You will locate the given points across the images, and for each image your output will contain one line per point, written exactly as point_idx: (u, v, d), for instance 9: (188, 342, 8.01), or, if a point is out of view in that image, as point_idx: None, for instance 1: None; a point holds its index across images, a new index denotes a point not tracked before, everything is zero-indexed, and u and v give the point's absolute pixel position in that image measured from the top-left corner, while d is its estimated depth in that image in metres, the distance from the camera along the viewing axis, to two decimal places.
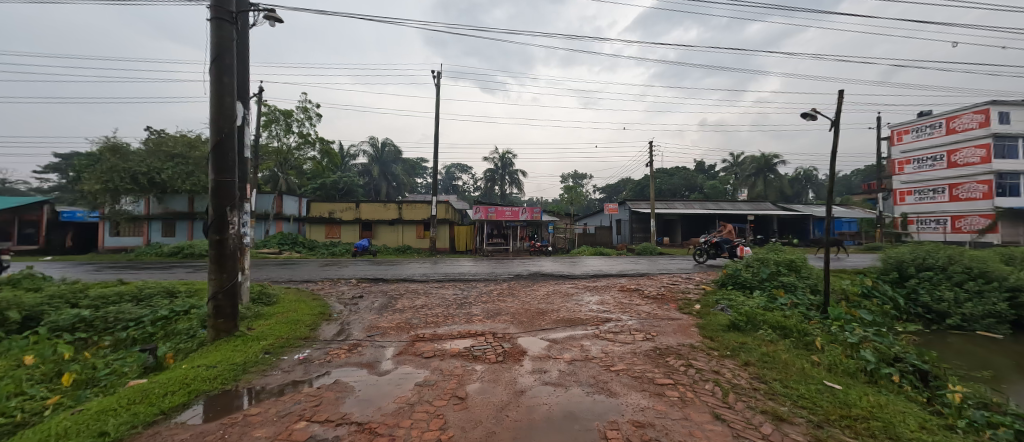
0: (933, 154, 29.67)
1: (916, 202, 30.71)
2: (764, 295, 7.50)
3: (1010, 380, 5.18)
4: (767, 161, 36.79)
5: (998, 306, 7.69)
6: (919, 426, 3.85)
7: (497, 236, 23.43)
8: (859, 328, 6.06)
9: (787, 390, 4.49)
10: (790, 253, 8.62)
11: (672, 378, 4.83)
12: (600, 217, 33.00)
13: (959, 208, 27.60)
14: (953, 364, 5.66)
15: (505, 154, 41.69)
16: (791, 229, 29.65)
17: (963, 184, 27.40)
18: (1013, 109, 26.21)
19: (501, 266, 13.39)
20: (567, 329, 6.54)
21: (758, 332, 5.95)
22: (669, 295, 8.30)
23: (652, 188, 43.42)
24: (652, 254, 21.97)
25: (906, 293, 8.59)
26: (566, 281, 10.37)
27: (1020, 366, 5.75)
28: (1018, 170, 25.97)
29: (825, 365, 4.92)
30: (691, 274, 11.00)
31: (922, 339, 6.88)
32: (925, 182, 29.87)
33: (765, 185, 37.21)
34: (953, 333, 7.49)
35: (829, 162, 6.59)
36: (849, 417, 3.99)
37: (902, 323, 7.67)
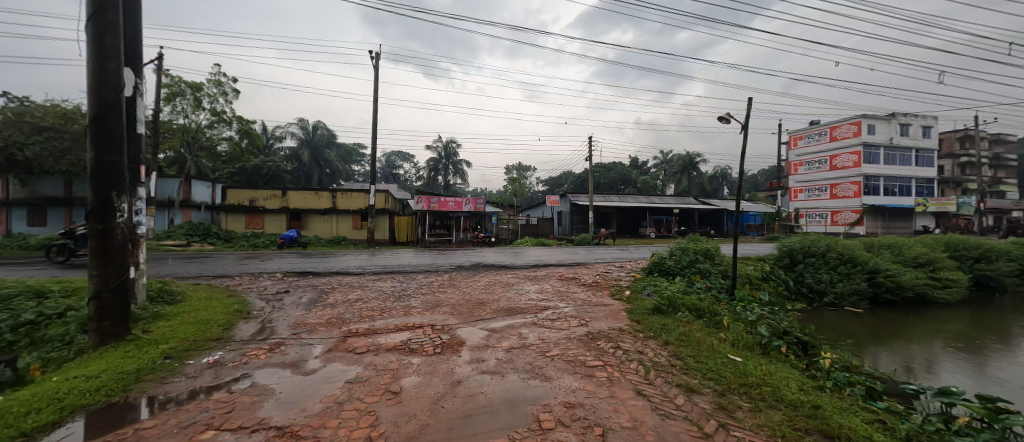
0: (819, 158, 34.60)
1: (806, 199, 35.77)
2: (684, 280, 8.27)
3: (866, 346, 6.29)
4: (691, 159, 40.28)
5: (860, 285, 9.36)
6: (798, 389, 4.55)
7: (439, 228, 23.05)
8: (757, 307, 6.93)
9: (699, 364, 5.04)
10: (706, 243, 9.55)
11: (602, 360, 5.16)
12: (542, 209, 33.87)
13: (836, 204, 32.69)
14: (826, 334, 6.75)
15: (449, 143, 40.76)
16: (711, 221, 32.99)
17: (840, 184, 32.39)
18: (877, 123, 31.59)
19: (444, 258, 13.14)
20: (506, 318, 6.65)
21: (678, 314, 6.54)
22: (603, 282, 8.83)
23: (591, 181, 45.58)
24: (590, 245, 23.07)
25: (796, 276, 9.98)
26: (507, 271, 10.50)
27: (872, 333, 7.04)
28: (880, 173, 31.40)
29: (730, 340, 5.59)
30: (623, 262, 11.75)
31: (804, 315, 8.11)
32: (814, 182, 34.84)
33: (688, 182, 40.76)
34: (828, 309, 8.94)
35: (740, 161, 7.33)
36: (747, 386, 4.58)
37: (790, 301, 8.98)
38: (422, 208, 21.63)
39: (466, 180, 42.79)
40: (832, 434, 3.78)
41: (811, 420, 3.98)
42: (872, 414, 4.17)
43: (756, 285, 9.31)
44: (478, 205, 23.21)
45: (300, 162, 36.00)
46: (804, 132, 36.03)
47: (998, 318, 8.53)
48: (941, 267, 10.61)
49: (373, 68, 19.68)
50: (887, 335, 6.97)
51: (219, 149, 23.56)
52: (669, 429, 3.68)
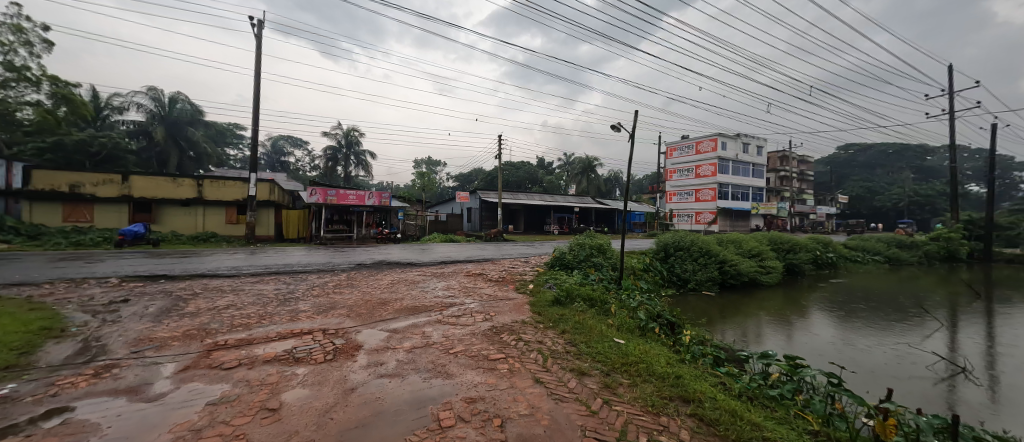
0: (688, 167, 41.16)
1: (678, 202, 42.25)
2: (580, 273, 9.02)
3: (715, 323, 7.70)
4: (590, 162, 43.94)
5: (713, 272, 11.43)
6: (665, 362, 5.36)
7: (337, 223, 20.95)
8: (638, 295, 7.92)
9: (589, 349, 5.58)
10: (600, 239, 10.58)
11: (504, 353, 5.36)
12: (451, 205, 33.49)
13: (700, 206, 39.35)
14: (688, 315, 8.07)
15: (350, 130, 37.48)
16: (606, 220, 36.59)
17: (702, 190, 39.04)
18: (729, 141, 39.02)
19: (340, 256, 12.10)
20: (409, 317, 6.42)
21: (574, 305, 7.11)
22: (509, 277, 9.13)
23: (501, 179, 46.74)
24: (499, 241, 23.69)
25: (669, 266, 11.75)
26: (412, 268, 10.14)
27: (719, 312, 8.66)
28: (729, 181, 38.70)
29: (616, 325, 6.30)
30: (528, 258, 12.31)
31: (674, 300, 9.60)
32: (684, 187, 41.32)
33: (587, 182, 44.35)
34: (691, 293, 10.74)
35: (627, 167, 8.21)
36: (627, 364, 5.22)
37: (664, 288, 10.52)
38: (317, 202, 19.52)
39: (371, 172, 40.09)
40: (688, 398, 4.54)
41: (673, 388, 4.72)
42: (717, 378, 5.12)
43: (638, 275, 10.64)
44: (383, 201, 22.06)
45: (152, 141, 29.29)
46: (677, 144, 42.45)
47: (799, 295, 11.24)
48: (766, 257, 13.52)
49: (255, 37, 16.97)
50: (730, 313, 8.65)
51: (20, 115, 17.81)
52: (562, 411, 3.97)
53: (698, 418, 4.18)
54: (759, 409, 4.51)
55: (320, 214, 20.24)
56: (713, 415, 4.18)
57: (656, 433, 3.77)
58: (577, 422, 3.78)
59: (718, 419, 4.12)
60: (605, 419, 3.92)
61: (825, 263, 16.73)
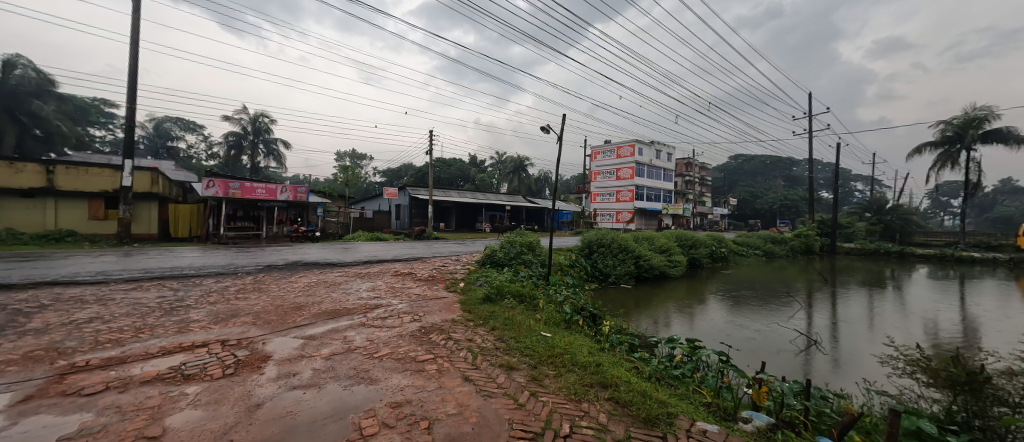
0: (610, 170, 44.45)
1: (601, 201, 45.44)
2: (511, 270, 9.20)
3: (630, 313, 8.43)
4: (521, 162, 45.17)
5: (630, 267, 12.52)
6: (587, 351, 5.75)
7: (242, 219, 18.79)
8: (565, 289, 8.32)
9: (518, 344, 5.74)
10: (530, 237, 10.91)
11: (432, 353, 5.26)
12: (378, 201, 31.89)
13: (620, 206, 42.83)
14: (608, 307, 8.72)
15: (258, 115, 33.31)
16: (536, 218, 37.92)
17: (622, 191, 42.55)
18: (644, 147, 43.07)
19: (245, 257, 10.74)
20: (329, 322, 5.96)
21: (504, 302, 7.24)
22: (439, 276, 8.97)
23: (432, 176, 45.74)
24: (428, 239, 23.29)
25: (592, 262, 12.56)
26: (333, 269, 9.42)
27: (634, 303, 9.49)
28: (644, 184, 42.73)
29: (543, 319, 6.56)
30: (459, 256, 12.22)
31: (596, 293, 10.30)
32: (606, 188, 44.59)
33: (519, 182, 45.58)
34: (612, 287, 11.63)
35: (556, 168, 8.56)
36: (553, 356, 5.47)
37: (587, 282, 11.23)
38: (217, 195, 16.92)
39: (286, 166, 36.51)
40: (606, 383, 4.91)
41: (594, 376, 5.06)
42: (631, 362, 5.63)
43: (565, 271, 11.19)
44: (300, 196, 20.18)
45: None
46: (601, 148, 45.46)
47: (699, 285, 12.84)
48: (673, 252, 15.18)
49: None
50: (643, 303, 9.53)
51: None
52: (491, 407, 4.02)
53: (614, 401, 4.54)
54: (664, 387, 5.05)
55: (218, 209, 17.90)
56: (627, 396, 4.58)
57: (579, 419, 4.01)
58: (504, 416, 3.86)
59: (631, 400, 4.52)
60: (532, 410, 4.05)
61: (719, 257, 19.36)
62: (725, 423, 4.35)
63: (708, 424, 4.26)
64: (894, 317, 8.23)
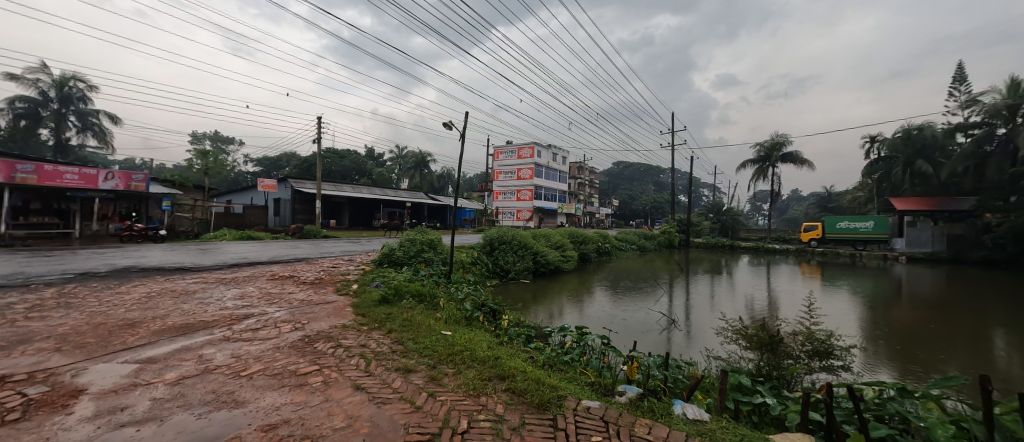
0: (511, 169, 46.31)
1: (503, 200, 47.08)
2: (410, 269, 8.89)
3: (528, 306, 8.91)
4: (423, 158, 44.20)
5: (529, 262, 13.28)
6: (487, 347, 5.87)
7: (37, 213, 14.27)
8: (466, 286, 8.35)
9: (416, 345, 5.56)
10: (432, 234, 10.70)
11: (318, 364, 4.75)
12: (251, 194, 27.64)
13: (520, 204, 45.03)
14: (508, 302, 9.07)
15: (65, 79, 25.59)
16: (438, 216, 37.54)
17: (523, 191, 44.82)
18: (543, 150, 46.10)
19: (36, 264, 8.04)
20: (178, 340, 4.92)
21: (402, 302, 6.96)
22: (328, 278, 8.18)
23: (321, 167, 41.39)
24: (315, 238, 21.13)
25: (493, 259, 12.93)
26: (186, 275, 7.80)
27: (532, 296, 10.08)
28: (542, 184, 45.82)
29: (443, 318, 6.50)
30: (352, 255, 11.33)
31: (497, 289, 10.64)
32: (507, 187, 46.38)
33: (421, 178, 44.51)
34: (512, 282, 12.18)
35: (458, 166, 8.56)
36: (453, 354, 5.44)
37: (489, 279, 11.56)
38: None
39: (114, 147, 29.02)
40: (504, 375, 5.09)
41: (492, 370, 5.19)
42: (528, 353, 5.94)
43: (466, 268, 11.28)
44: (135, 186, 16.38)
45: None
46: (503, 148, 46.92)
47: (588, 277, 14.29)
48: (566, 248, 16.53)
49: None
50: (540, 296, 10.17)
51: None
52: (385, 414, 3.81)
53: (511, 391, 4.74)
54: (556, 373, 5.46)
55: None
56: (522, 385, 4.81)
57: (476, 413, 4.07)
58: (399, 422, 3.69)
59: (526, 388, 4.76)
60: (429, 411, 3.97)
61: (603, 251, 21.84)
62: (605, 398, 4.91)
63: (591, 401, 4.74)
64: (727, 297, 10.37)
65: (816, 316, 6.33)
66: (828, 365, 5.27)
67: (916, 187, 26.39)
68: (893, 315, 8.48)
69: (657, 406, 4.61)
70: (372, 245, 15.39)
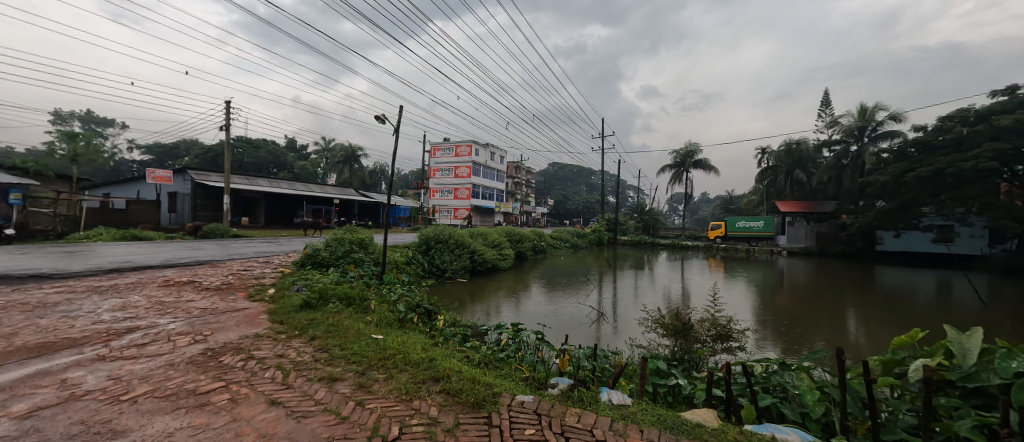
0: (448, 167, 45.64)
1: (439, 198, 46.25)
2: (337, 271, 8.31)
3: (465, 305, 8.86)
4: (353, 152, 41.73)
5: (466, 261, 13.23)
6: (422, 349, 5.71)
7: None
8: (399, 287, 8.02)
9: (344, 351, 5.22)
10: (362, 233, 10.10)
11: (224, 380, 4.22)
12: (137, 187, 23.74)
13: (458, 203, 44.63)
14: (445, 302, 8.93)
15: None
16: (369, 213, 35.78)
17: (460, 189, 44.47)
18: (480, 149, 46.22)
19: None
20: (32, 363, 4.02)
21: (328, 306, 6.49)
22: (238, 283, 7.32)
23: (230, 158, 36.79)
24: (222, 237, 18.76)
25: (430, 259, 12.63)
26: (44, 284, 6.40)
27: (469, 295, 10.06)
28: (480, 183, 45.95)
29: (374, 321, 6.20)
30: (268, 257, 10.29)
31: (432, 289, 10.40)
32: (444, 185, 45.64)
33: (350, 173, 41.97)
34: (448, 282, 12.06)
35: (391, 161, 8.21)
36: (384, 359, 5.20)
37: (424, 279, 11.32)
38: None
39: None
40: (438, 376, 4.99)
41: (427, 372, 5.06)
42: (464, 353, 5.90)
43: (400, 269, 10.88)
44: None
45: None
46: (440, 145, 46.05)
47: (524, 275, 14.66)
48: (503, 246, 16.72)
49: None
50: (477, 295, 10.18)
51: None
52: (305, 429, 3.50)
53: (445, 392, 4.66)
54: (491, 370, 5.51)
55: None
56: (457, 385, 4.76)
57: (409, 418, 3.93)
58: (322, 436, 3.42)
59: (461, 388, 4.71)
60: (356, 421, 3.74)
61: (538, 249, 22.56)
62: (538, 391, 5.07)
63: (525, 395, 4.85)
64: (648, 290, 11.37)
65: (719, 304, 7.20)
66: (727, 347, 6.03)
67: (795, 192, 31.50)
68: (778, 301, 9.98)
69: (587, 395, 4.87)
70: (290, 245, 14.09)
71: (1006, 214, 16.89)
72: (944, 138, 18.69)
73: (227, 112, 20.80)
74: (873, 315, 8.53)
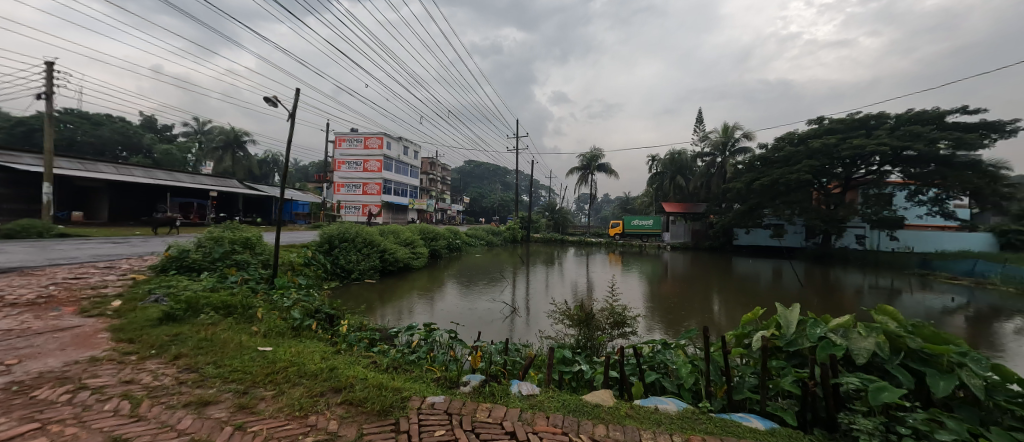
0: (355, 160, 42.39)
1: (345, 193, 42.73)
2: (212, 276, 7.12)
3: (372, 308, 8.34)
4: (236, 137, 36.26)
5: (374, 261, 12.48)
6: (320, 358, 5.20)
7: None
8: (294, 292, 7.19)
9: (220, 369, 4.49)
10: (247, 232, 8.82)
11: (37, 421, 3.27)
12: None
13: (366, 198, 41.90)
14: (349, 306, 8.29)
15: None
16: (258, 209, 31.63)
17: (369, 184, 41.78)
18: (392, 142, 43.88)
19: None
20: None
21: (199, 318, 5.52)
22: (64, 295, 5.78)
23: (55, 135, 28.70)
24: (38, 237, 14.60)
25: (333, 259, 11.60)
26: None
27: (378, 297, 9.52)
28: (391, 178, 43.87)
29: (261, 332, 5.47)
30: (105, 261, 8.31)
31: (335, 293, 9.58)
32: (351, 179, 42.31)
33: (232, 162, 36.44)
34: (355, 283, 11.31)
35: (286, 150, 7.30)
36: (273, 373, 4.61)
37: (327, 281, 10.48)
38: None
39: None
40: (339, 387, 4.60)
41: (326, 383, 4.63)
42: (369, 358, 5.54)
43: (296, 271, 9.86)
44: None
45: None
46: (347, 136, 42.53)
47: (438, 273, 14.44)
48: (417, 244, 16.14)
49: None
50: (389, 296, 9.66)
51: None
52: None
53: (348, 403, 4.32)
54: (400, 374, 5.27)
55: None
56: (361, 394, 4.45)
57: (302, 436, 3.55)
58: None
59: (365, 396, 4.41)
60: None
61: (453, 247, 22.41)
62: (449, 391, 5.00)
63: (435, 396, 4.76)
64: (557, 284, 12.12)
65: (617, 295, 8.00)
66: (623, 332, 6.74)
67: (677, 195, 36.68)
68: (663, 289, 11.52)
69: (498, 389, 4.97)
70: (140, 247, 11.53)
71: (816, 216, 22.07)
72: (778, 155, 23.60)
73: (46, 77, 16.23)
74: (730, 298, 10.41)
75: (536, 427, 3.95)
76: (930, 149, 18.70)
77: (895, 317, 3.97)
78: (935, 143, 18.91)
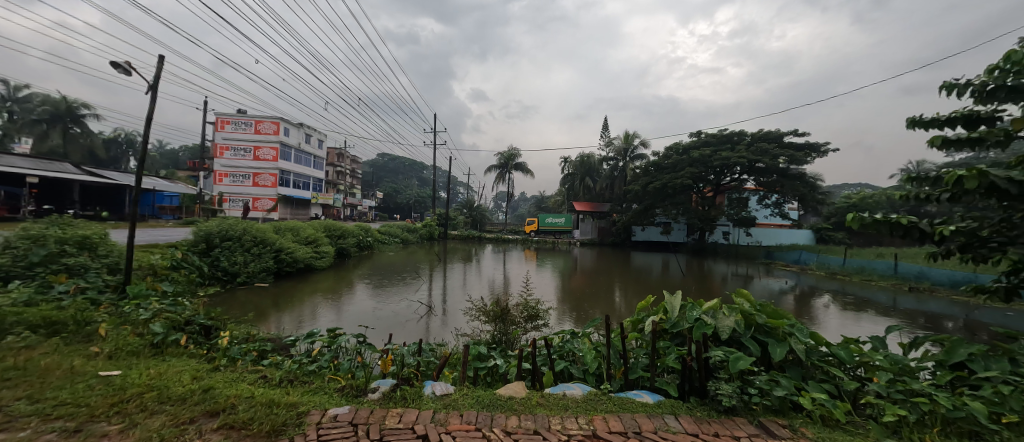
0: (243, 145, 36.78)
1: (229, 184, 36.85)
2: (28, 286, 5.54)
3: (264, 315, 7.40)
4: (69, 108, 28.93)
5: (267, 262, 11.04)
6: (190, 378, 4.42)
7: None
8: (156, 301, 5.97)
9: (41, 404, 3.52)
10: (85, 229, 7.09)
11: None
12: None
13: (257, 191, 36.88)
14: (233, 314, 7.21)
15: None
16: (104, 199, 25.77)
17: (262, 174, 36.89)
18: (291, 128, 39.21)
19: None
20: None
21: (5, 341, 4.26)
22: None
23: None
24: None
25: (211, 260, 9.95)
26: None
27: (271, 302, 8.47)
28: (291, 169, 39.45)
29: (105, 354, 4.44)
30: None
31: (214, 300, 8.25)
32: (238, 168, 36.73)
33: (63, 139, 29.04)
34: (241, 288, 9.91)
35: (144, 127, 6.05)
36: (122, 403, 3.76)
37: (204, 287, 9.01)
38: None
39: None
40: (216, 409, 3.96)
41: (198, 406, 3.96)
42: (257, 373, 4.87)
43: (160, 276, 8.41)
44: None
45: None
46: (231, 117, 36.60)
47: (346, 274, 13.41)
48: (320, 243, 14.68)
49: None
50: (286, 302, 8.64)
51: None
52: None
53: (227, 427, 3.74)
54: (297, 387, 4.77)
55: None
56: (245, 414, 3.89)
57: None
58: None
59: (251, 417, 3.88)
60: None
61: (363, 245, 20.98)
62: (355, 400, 4.67)
63: (339, 407, 4.41)
64: (475, 281, 12.16)
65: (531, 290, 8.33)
66: (536, 325, 7.05)
67: None
68: (573, 283, 12.39)
69: (410, 392, 4.81)
70: None
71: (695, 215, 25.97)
72: (669, 162, 27.06)
73: None
74: (629, 288, 11.64)
75: (448, 427, 3.90)
76: (773, 163, 23.21)
77: (749, 299, 4.84)
78: (776, 158, 23.53)
